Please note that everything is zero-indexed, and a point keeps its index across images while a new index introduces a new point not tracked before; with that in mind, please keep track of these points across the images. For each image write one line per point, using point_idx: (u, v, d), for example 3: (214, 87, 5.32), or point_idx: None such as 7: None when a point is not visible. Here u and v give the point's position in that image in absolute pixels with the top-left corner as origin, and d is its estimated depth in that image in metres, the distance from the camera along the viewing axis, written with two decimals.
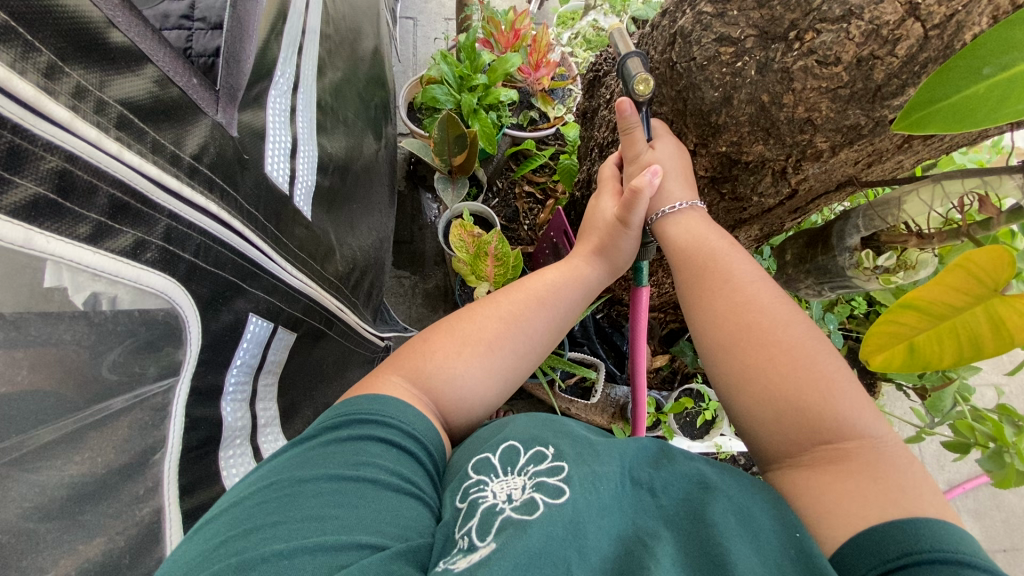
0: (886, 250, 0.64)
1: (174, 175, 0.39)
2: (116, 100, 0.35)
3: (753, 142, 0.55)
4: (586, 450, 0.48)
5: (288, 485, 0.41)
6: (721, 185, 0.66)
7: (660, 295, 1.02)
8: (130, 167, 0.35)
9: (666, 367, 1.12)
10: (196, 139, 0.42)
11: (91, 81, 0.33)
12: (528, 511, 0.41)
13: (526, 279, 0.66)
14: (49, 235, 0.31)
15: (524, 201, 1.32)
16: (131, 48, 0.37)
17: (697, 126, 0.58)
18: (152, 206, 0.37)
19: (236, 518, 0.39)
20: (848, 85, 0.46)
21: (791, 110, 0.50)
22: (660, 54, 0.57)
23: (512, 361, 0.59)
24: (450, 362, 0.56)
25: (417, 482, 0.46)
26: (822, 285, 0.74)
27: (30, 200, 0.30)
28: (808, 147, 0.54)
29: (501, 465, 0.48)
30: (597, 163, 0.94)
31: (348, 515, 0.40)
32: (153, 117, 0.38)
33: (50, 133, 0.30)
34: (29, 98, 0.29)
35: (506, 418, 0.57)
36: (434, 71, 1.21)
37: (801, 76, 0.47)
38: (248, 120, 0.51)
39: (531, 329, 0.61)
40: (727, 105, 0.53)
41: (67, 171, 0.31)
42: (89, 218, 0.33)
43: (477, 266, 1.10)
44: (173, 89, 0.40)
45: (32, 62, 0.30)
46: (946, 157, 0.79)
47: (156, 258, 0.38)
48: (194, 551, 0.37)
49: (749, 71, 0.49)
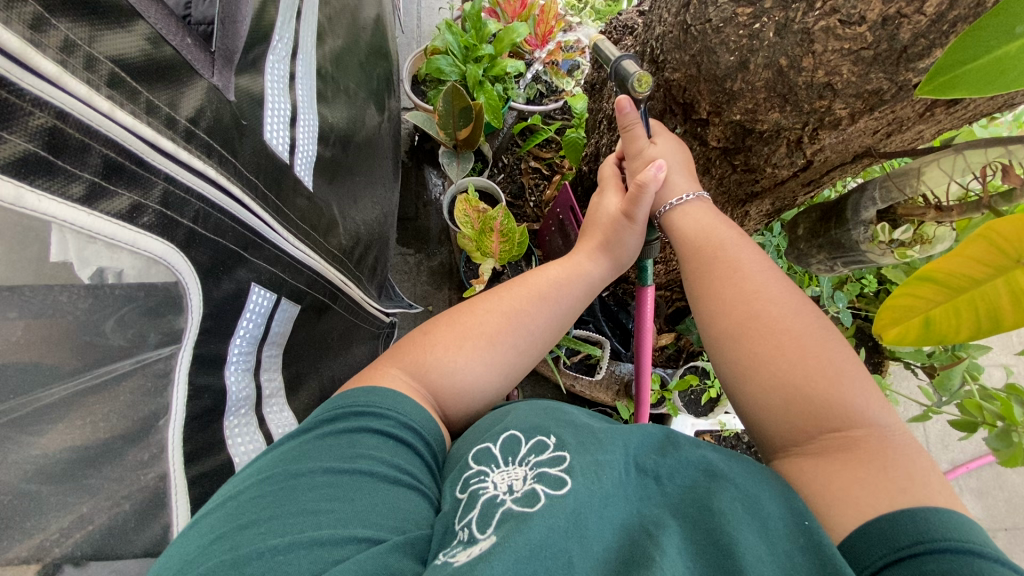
0: (902, 224, 0.62)
1: (169, 138, 0.38)
2: (107, 57, 0.34)
3: (769, 110, 0.53)
4: (589, 438, 0.47)
5: (289, 475, 0.41)
6: (733, 156, 0.64)
7: (667, 273, 1.01)
8: (123, 127, 0.34)
9: (671, 345, 1.12)
10: (193, 101, 0.41)
11: (80, 36, 0.32)
12: (529, 503, 0.41)
13: (527, 273, 0.65)
14: (41, 193, 0.30)
15: (530, 176, 1.30)
16: (120, 3, 0.35)
17: (710, 93, 0.56)
18: (147, 167, 0.36)
19: (233, 510, 0.39)
20: (872, 47, 0.44)
21: (810, 74, 0.48)
22: (674, 17, 0.55)
23: (514, 356, 0.59)
24: (449, 358, 0.55)
25: (416, 474, 0.46)
26: (835, 260, 0.72)
27: (20, 156, 0.29)
28: (827, 115, 0.52)
29: (502, 456, 0.47)
30: (606, 137, 0.93)
31: (345, 509, 0.39)
32: (146, 77, 0.37)
33: (38, 88, 0.29)
34: (15, 50, 0.28)
35: (509, 406, 0.57)
36: (439, 41, 1.18)
37: (822, 37, 0.45)
38: (246, 85, 0.50)
39: (533, 324, 0.60)
40: (744, 71, 0.51)
41: (57, 129, 0.31)
42: (81, 178, 0.32)
43: (482, 241, 1.09)
44: (167, 47, 0.39)
45: (17, 11, 0.28)
46: (966, 129, 0.77)
47: (153, 223, 0.37)
48: (192, 545, 0.36)
49: (767, 34, 0.47)
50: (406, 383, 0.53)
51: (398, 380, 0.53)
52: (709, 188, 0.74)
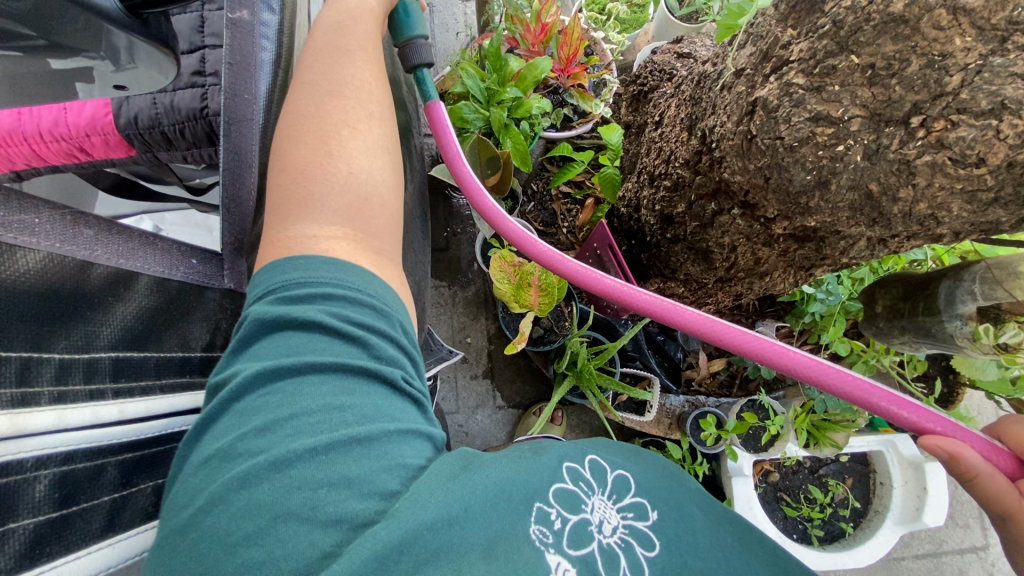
0: (1009, 327, 0.62)
1: (116, 403, 0.46)
2: (84, 500, 0.43)
3: (851, 225, 0.50)
4: (686, 535, 0.54)
5: (293, 288, 0.51)
6: (805, 242, 0.60)
7: (731, 269, 0.79)
8: (140, 421, 0.48)
9: (724, 372, 1.33)
10: (25, 534, 0.38)
11: (79, 343, 0.44)
12: (614, 555, 0.51)
13: (302, 104, 0.61)
14: (54, 556, 0.40)
15: (562, 202, 1.37)
16: (118, 276, 0.48)
17: (779, 203, 0.52)
18: (170, 439, 0.52)
19: (275, 339, 0.49)
20: (992, 189, 0.40)
21: (909, 204, 0.44)
22: (735, 125, 0.52)
23: (344, 200, 0.57)
24: (316, 211, 0.56)
25: (387, 300, 0.55)
26: (918, 342, 0.75)
27: (38, 524, 0.39)
28: (923, 232, 0.47)
29: (609, 488, 0.57)
30: (646, 191, 0.86)
31: (534, 486, 0.53)
32: (84, 513, 0.43)
33: (57, 443, 0.41)
34: (54, 424, 0.40)
35: (318, 262, 0.53)
36: (458, 86, 1.13)
37: (927, 171, 0.41)
38: (174, 387, 0.53)
39: (376, 166, 0.62)
40: (824, 189, 0.47)
41: (67, 477, 0.42)
42: (115, 464, 0.46)
43: (520, 295, 1.07)
44: (153, 394, 0.51)
45: (45, 372, 0.41)
46: (984, 246, 0.73)
47: (116, 472, 0.47)
48: (235, 474, 0.43)
49: (854, 157, 0.44)
50: (346, 231, 0.56)
51: (357, 256, 0.56)
52: (771, 255, 0.69)
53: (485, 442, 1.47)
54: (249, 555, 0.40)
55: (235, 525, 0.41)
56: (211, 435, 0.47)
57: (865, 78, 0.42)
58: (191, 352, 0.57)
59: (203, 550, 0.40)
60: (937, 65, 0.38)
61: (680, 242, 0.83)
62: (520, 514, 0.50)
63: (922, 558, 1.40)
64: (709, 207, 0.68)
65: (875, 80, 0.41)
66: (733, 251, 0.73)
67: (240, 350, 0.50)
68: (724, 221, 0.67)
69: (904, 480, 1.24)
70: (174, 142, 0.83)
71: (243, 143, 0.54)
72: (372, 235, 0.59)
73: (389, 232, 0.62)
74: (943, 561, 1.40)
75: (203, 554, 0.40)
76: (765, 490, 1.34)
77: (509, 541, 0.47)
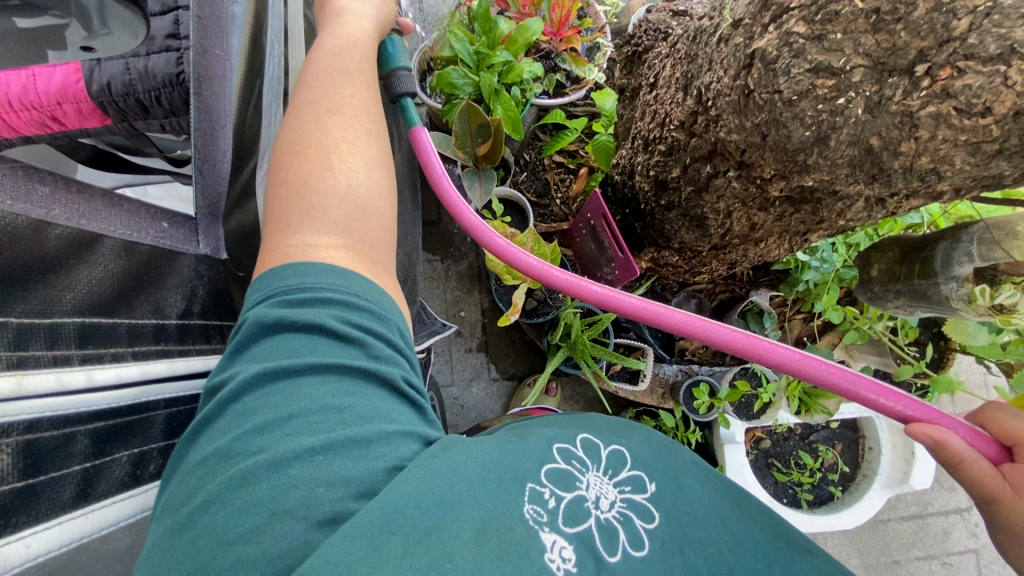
0: (1005, 286, 0.62)
1: (83, 369, 0.45)
2: (52, 469, 0.42)
3: (850, 183, 0.49)
4: (685, 506, 0.54)
5: (291, 288, 0.50)
6: (800, 204, 0.59)
7: (726, 236, 0.78)
8: (112, 389, 0.46)
9: (717, 341, 1.30)
10: None
11: (36, 309, 0.43)
12: (613, 529, 0.51)
13: (302, 119, 0.60)
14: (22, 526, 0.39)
15: (555, 172, 1.34)
16: (78, 238, 0.47)
17: (776, 161, 0.51)
18: (143, 408, 0.51)
19: (273, 340, 0.48)
20: (996, 140, 0.39)
21: (911, 159, 0.43)
22: (732, 79, 0.50)
23: (344, 210, 0.56)
24: (315, 219, 0.55)
25: (387, 303, 0.55)
26: (913, 305, 0.75)
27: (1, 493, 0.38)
28: (923, 189, 0.46)
29: (604, 465, 0.57)
30: (641, 157, 0.84)
31: (525, 467, 0.53)
32: (53, 483, 0.42)
33: (18, 410, 0.39)
34: (12, 391, 0.39)
35: (317, 265, 0.51)
36: (446, 50, 1.09)
37: (930, 123, 0.40)
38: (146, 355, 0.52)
39: (376, 180, 0.61)
40: (823, 145, 0.46)
41: (33, 446, 0.40)
42: (86, 433, 0.45)
43: (513, 266, 1.06)
44: (126, 361, 0.49)
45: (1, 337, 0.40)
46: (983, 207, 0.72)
47: (87, 442, 0.45)
48: (234, 473, 0.42)
49: (855, 110, 0.42)
50: (346, 241, 0.55)
51: (357, 264, 0.55)
52: (766, 219, 0.68)
53: (481, 414, 1.48)
54: (243, 552, 0.39)
55: (232, 523, 0.40)
56: (208, 436, 0.46)
57: (870, 24, 0.39)
58: (166, 320, 0.56)
59: (201, 546, 0.39)
60: (946, 8, 0.36)
61: (674, 209, 0.81)
62: (512, 493, 0.50)
63: (908, 519, 1.44)
64: (704, 169, 0.66)
65: (881, 25, 0.39)
66: (728, 217, 0.71)
67: (237, 352, 0.49)
68: (719, 184, 0.65)
69: (893, 445, 1.26)
70: (151, 110, 0.77)
71: (216, 101, 0.51)
72: (371, 245, 0.58)
73: (387, 243, 0.61)
74: (928, 522, 1.44)
75: (200, 551, 0.40)
76: (757, 457, 1.36)
77: (502, 520, 0.47)
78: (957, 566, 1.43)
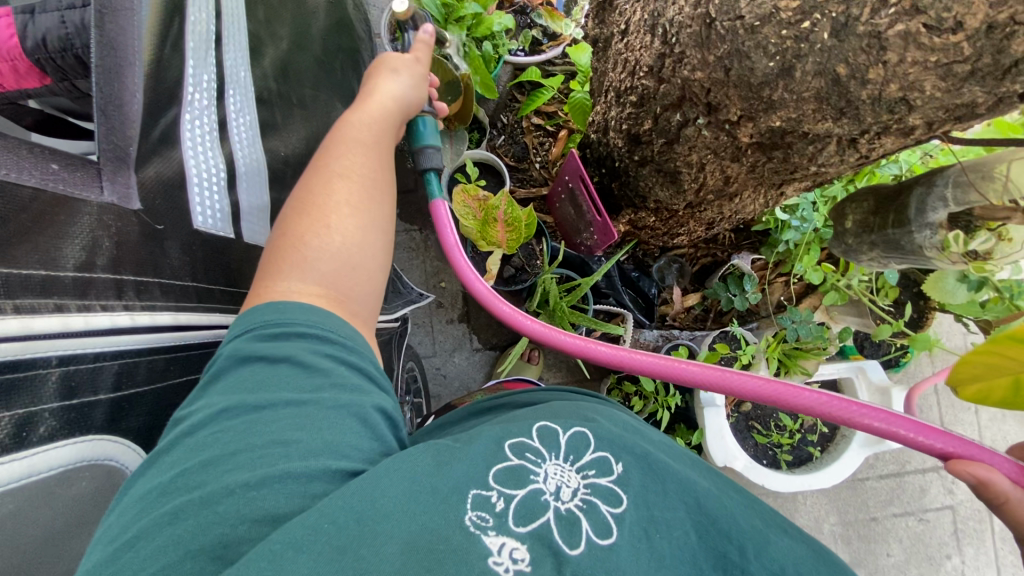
0: (979, 232, 0.60)
1: None
2: None
3: (817, 120, 0.46)
4: (653, 487, 0.48)
5: (266, 326, 0.49)
6: (770, 150, 0.56)
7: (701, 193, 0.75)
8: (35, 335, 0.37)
9: (699, 306, 1.27)
10: None
11: None
12: (574, 521, 0.45)
13: (308, 176, 0.60)
14: None
15: (534, 135, 1.28)
16: None
17: (741, 98, 0.49)
18: (71, 361, 0.40)
19: (237, 373, 0.46)
20: (967, 60, 0.36)
21: (878, 87, 0.40)
22: (692, 10, 0.48)
23: (332, 265, 0.55)
24: (301, 268, 0.53)
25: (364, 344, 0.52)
26: (888, 257, 0.73)
27: None
28: (893, 124, 0.44)
29: (564, 450, 0.50)
30: (614, 111, 0.80)
31: (466, 468, 0.47)
32: None
33: None
34: None
35: (293, 304, 0.50)
36: None
37: (898, 43, 0.36)
38: None
39: (373, 245, 0.59)
40: (787, 77, 0.44)
41: None
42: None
43: (487, 232, 1.03)
44: (52, 312, 0.38)
45: None
46: None
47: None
48: (163, 510, 0.39)
49: (820, 35, 0.40)
50: (329, 292, 0.53)
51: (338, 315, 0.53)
52: (739, 172, 0.65)
53: (463, 384, 1.47)
54: None
55: (143, 563, 0.36)
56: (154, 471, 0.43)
57: None
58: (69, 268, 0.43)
59: None
60: None
61: (648, 165, 0.78)
62: (449, 499, 0.44)
63: (885, 477, 1.46)
64: (674, 118, 0.63)
65: None
66: (701, 170, 0.68)
67: (206, 389, 0.47)
68: (689, 134, 0.62)
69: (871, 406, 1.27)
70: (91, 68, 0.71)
71: (121, 37, 0.42)
72: (356, 302, 0.56)
73: (372, 299, 0.58)
74: (905, 480, 1.46)
75: None
76: (738, 421, 1.36)
77: (434, 535, 0.41)
78: (933, 522, 1.46)
